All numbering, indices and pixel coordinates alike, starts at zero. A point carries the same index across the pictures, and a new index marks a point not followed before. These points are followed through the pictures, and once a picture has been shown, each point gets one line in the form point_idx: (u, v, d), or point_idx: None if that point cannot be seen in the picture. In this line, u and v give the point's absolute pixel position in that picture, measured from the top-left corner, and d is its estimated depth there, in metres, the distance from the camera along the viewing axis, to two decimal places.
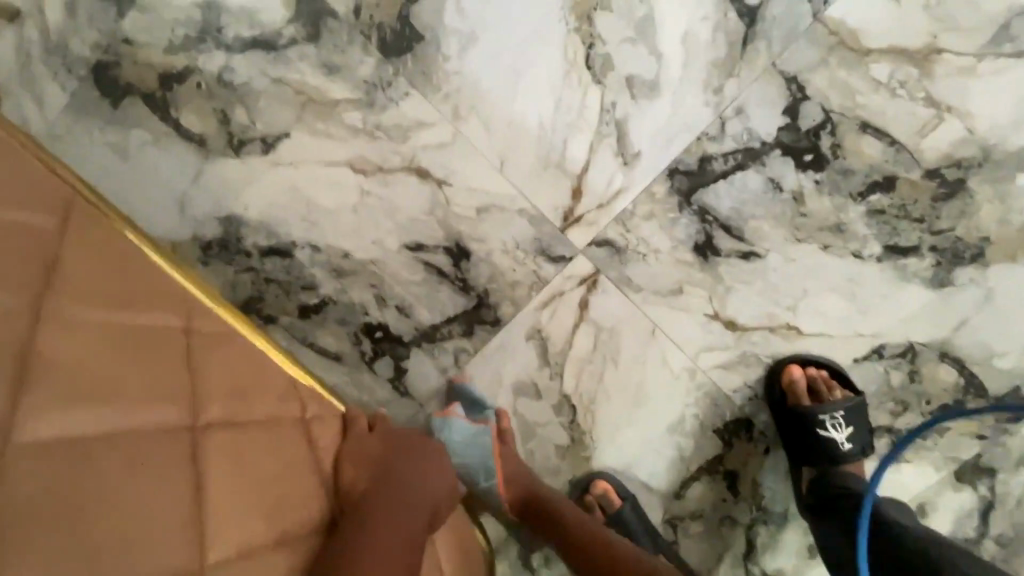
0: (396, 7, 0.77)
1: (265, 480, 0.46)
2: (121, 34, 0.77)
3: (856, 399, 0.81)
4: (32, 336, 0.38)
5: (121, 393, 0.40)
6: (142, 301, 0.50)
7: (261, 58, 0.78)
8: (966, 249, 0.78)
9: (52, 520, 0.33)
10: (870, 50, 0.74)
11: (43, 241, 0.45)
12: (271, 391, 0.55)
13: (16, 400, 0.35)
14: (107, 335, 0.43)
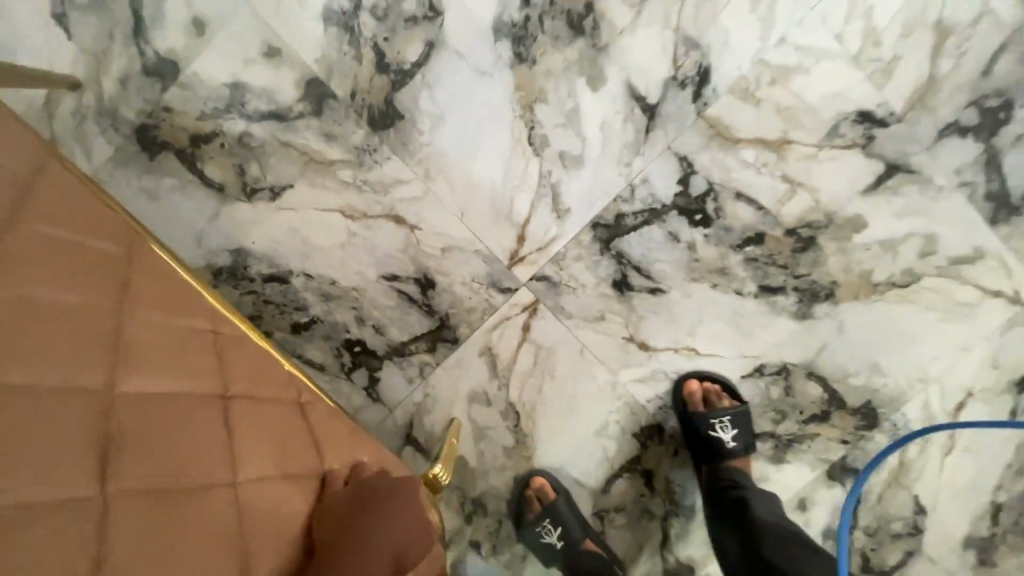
0: (382, 93, 0.98)
1: (276, 442, 0.62)
2: (161, 103, 0.97)
3: (739, 408, 1.02)
4: (120, 326, 0.56)
5: (175, 367, 0.58)
6: (183, 309, 0.68)
7: (273, 126, 0.98)
8: (821, 289, 1.01)
9: (139, 435, 0.48)
10: (739, 139, 0.97)
11: (121, 264, 0.64)
12: (275, 380, 0.72)
13: (115, 361, 0.52)
14: (163, 330, 0.61)
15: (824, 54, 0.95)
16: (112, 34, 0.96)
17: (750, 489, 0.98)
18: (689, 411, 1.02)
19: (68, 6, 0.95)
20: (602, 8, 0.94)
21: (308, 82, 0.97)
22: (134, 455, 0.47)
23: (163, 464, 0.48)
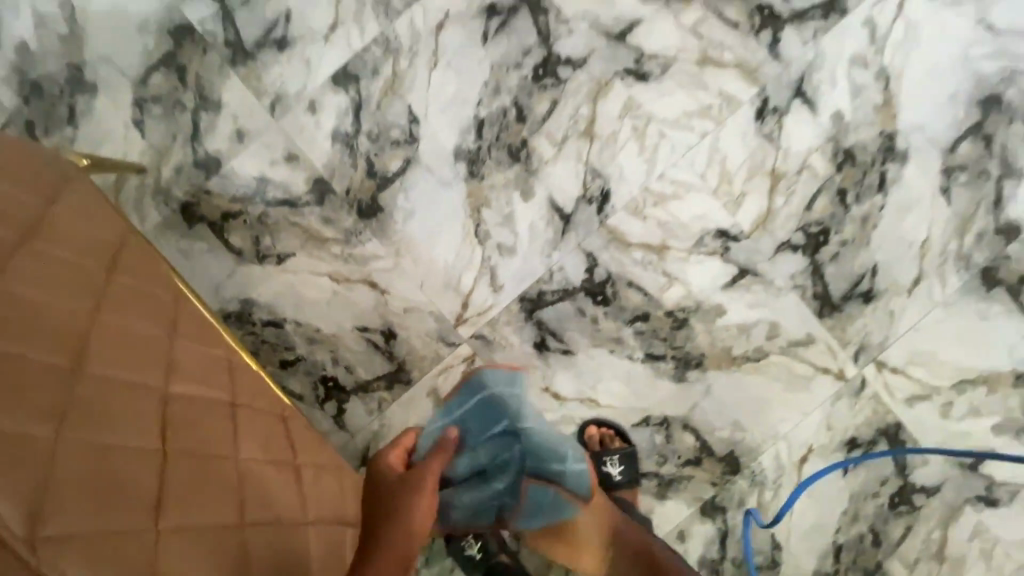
0: (370, 191, 1.32)
1: (264, 439, 0.88)
2: (203, 187, 1.30)
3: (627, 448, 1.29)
4: (171, 349, 0.85)
5: (202, 380, 0.86)
6: (209, 342, 0.97)
7: (286, 210, 1.31)
8: (692, 358, 1.33)
9: (180, 418, 0.76)
10: (631, 243, 1.32)
11: (171, 310, 0.94)
12: (266, 398, 1.00)
13: (168, 370, 0.80)
14: (197, 355, 0.90)
15: (692, 187, 1.32)
16: (175, 136, 1.30)
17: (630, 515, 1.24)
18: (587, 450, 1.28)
19: (146, 114, 1.30)
20: (534, 145, 1.31)
21: (316, 180, 1.32)
22: (178, 429, 0.74)
23: (193, 438, 0.75)
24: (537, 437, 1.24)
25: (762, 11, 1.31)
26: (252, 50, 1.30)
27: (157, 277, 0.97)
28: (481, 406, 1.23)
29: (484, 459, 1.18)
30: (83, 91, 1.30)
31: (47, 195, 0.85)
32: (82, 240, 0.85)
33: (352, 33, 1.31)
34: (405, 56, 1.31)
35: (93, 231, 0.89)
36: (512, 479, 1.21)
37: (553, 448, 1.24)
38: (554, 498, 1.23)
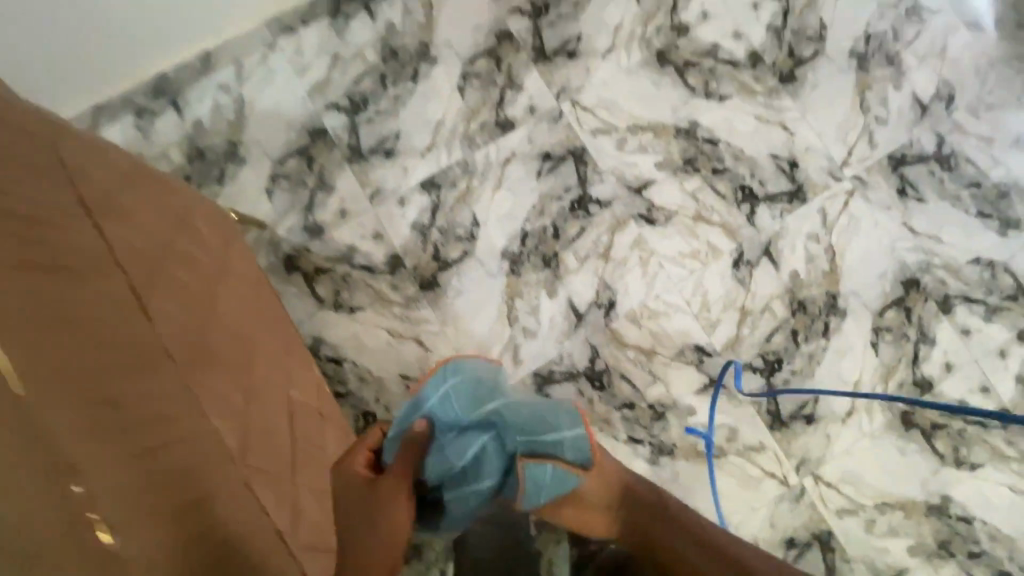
0: (432, 271, 1.69)
1: (308, 446, 1.11)
2: (306, 245, 1.68)
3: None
4: (272, 359, 1.16)
5: (285, 387, 1.15)
6: (302, 366, 1.28)
7: (364, 273, 1.67)
8: (665, 446, 1.62)
9: (252, 402, 1.01)
10: (628, 343, 1.67)
11: (282, 336, 1.28)
12: (331, 420, 1.27)
13: (261, 368, 1.10)
14: (291, 370, 1.21)
15: (680, 309, 1.69)
16: (294, 204, 1.70)
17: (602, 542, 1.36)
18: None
19: (276, 185, 1.71)
20: (563, 257, 1.70)
21: (393, 254, 1.69)
22: (245, 408, 0.98)
23: (252, 419, 0.98)
24: (513, 411, 1.15)
25: (745, 190, 1.76)
26: (366, 153, 1.74)
27: (276, 311, 1.33)
28: (455, 391, 1.16)
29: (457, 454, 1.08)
30: (234, 162, 1.72)
31: (221, 243, 1.23)
32: (238, 270, 1.24)
33: (442, 153, 1.75)
34: (478, 177, 1.74)
35: (242, 266, 1.28)
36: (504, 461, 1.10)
37: (540, 420, 1.15)
38: (554, 473, 1.09)
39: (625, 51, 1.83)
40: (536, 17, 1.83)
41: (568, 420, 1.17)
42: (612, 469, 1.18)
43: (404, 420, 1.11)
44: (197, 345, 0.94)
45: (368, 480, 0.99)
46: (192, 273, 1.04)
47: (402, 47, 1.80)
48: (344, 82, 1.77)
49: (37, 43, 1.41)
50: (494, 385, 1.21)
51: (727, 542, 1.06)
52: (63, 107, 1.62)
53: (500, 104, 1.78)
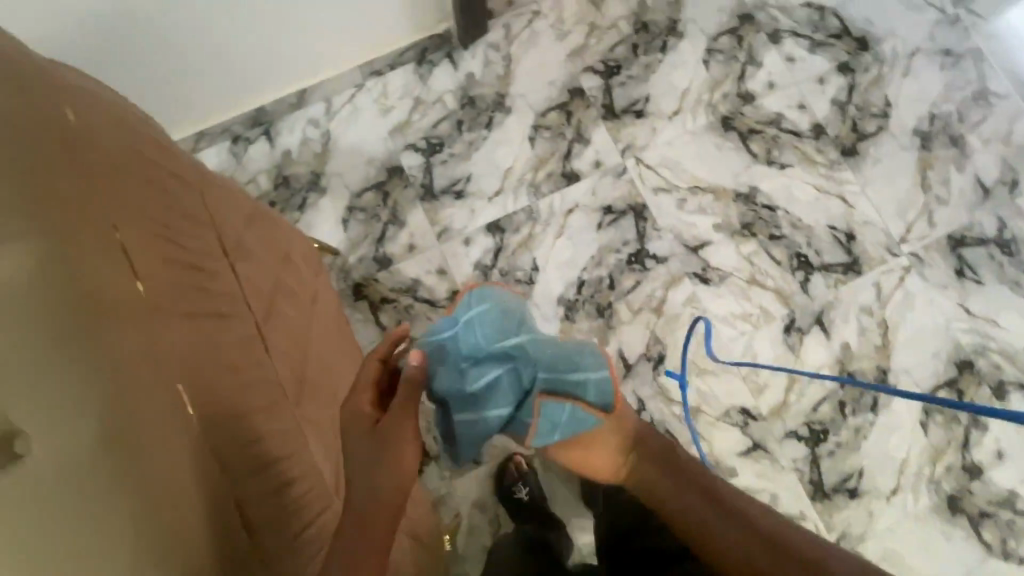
0: None
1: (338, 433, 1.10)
2: (374, 275, 1.78)
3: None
4: (327, 355, 1.22)
5: (331, 382, 1.18)
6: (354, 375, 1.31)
7: (426, 307, 1.77)
8: None
9: (292, 376, 1.05)
10: (674, 399, 1.70)
11: (344, 347, 1.34)
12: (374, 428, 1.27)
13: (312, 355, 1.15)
14: (342, 374, 1.25)
15: (728, 369, 1.72)
16: (366, 236, 1.81)
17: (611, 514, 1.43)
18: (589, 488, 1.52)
19: (352, 216, 1.82)
20: (616, 308, 1.76)
21: (454, 291, 1.77)
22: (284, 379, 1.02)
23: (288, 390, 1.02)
24: (536, 350, 1.12)
25: (800, 258, 1.80)
26: (438, 193, 1.84)
27: (343, 326, 1.40)
28: (486, 315, 1.12)
29: (484, 373, 1.07)
30: (315, 191, 1.84)
31: (314, 272, 1.35)
32: (315, 279, 1.34)
33: (508, 198, 1.84)
34: (540, 224, 1.82)
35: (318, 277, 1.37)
36: (521, 391, 1.09)
37: (558, 355, 1.13)
38: (571, 413, 1.10)
39: (691, 114, 1.90)
40: (607, 76, 1.93)
41: (589, 360, 1.15)
42: (630, 415, 1.19)
43: (434, 346, 1.09)
44: (291, 370, 1.05)
45: (374, 423, 0.92)
46: (284, 289, 1.16)
47: (480, 96, 1.91)
48: (423, 125, 1.89)
49: (155, 69, 1.53)
50: (522, 317, 1.16)
51: (723, 494, 1.07)
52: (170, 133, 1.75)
53: (567, 156, 1.87)
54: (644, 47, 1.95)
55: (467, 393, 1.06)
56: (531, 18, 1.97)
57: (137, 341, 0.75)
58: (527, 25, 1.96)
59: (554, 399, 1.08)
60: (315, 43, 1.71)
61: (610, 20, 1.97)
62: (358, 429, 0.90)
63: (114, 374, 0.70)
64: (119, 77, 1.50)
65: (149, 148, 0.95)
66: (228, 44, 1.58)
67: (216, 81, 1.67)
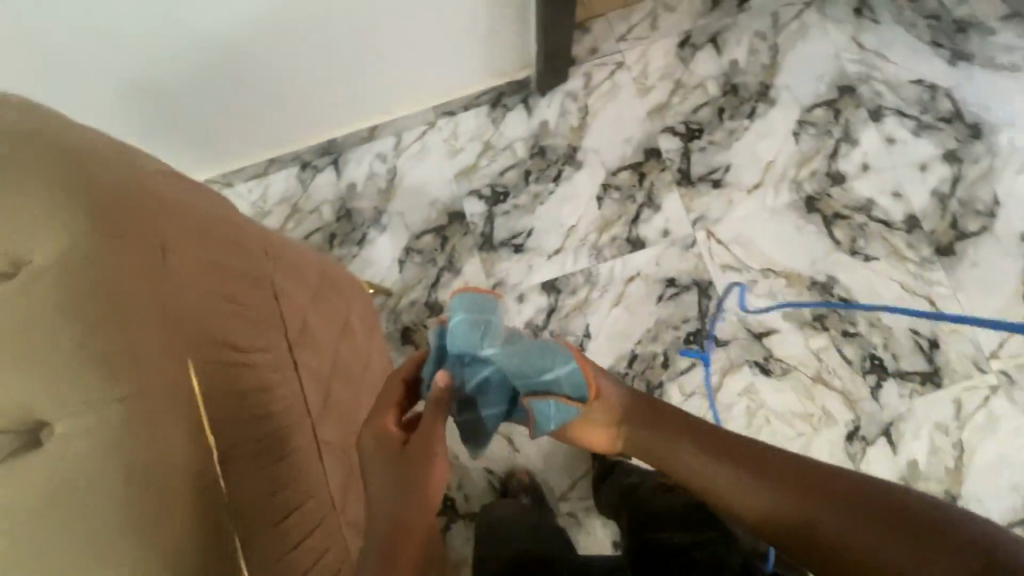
0: None
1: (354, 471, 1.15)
2: (424, 322, 1.77)
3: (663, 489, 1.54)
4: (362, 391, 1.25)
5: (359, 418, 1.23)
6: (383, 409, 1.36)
7: None
8: None
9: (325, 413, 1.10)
10: None
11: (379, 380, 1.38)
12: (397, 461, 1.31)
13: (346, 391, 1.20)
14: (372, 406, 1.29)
15: None
16: (421, 280, 1.79)
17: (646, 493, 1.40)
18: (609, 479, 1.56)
19: (409, 257, 1.81)
20: (668, 388, 1.69)
21: None
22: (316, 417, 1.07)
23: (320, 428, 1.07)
24: (504, 359, 1.05)
25: (874, 361, 1.67)
26: (497, 244, 1.80)
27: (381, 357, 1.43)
28: (462, 325, 1.06)
29: (470, 388, 1.06)
30: (376, 227, 1.83)
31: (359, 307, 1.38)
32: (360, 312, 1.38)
33: (568, 258, 1.78)
34: (598, 289, 1.76)
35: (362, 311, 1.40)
36: (507, 397, 1.08)
37: (519, 352, 1.06)
38: (558, 409, 1.04)
39: (773, 190, 1.79)
40: (687, 139, 1.83)
41: (561, 356, 1.06)
42: (616, 388, 1.12)
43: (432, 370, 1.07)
44: (326, 413, 1.10)
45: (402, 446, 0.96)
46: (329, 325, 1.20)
47: (551, 147, 1.85)
48: (490, 171, 1.85)
49: (221, 96, 1.53)
50: (492, 326, 1.07)
51: (767, 454, 0.98)
52: (228, 155, 1.75)
53: (635, 221, 1.79)
54: (730, 111, 1.84)
55: (466, 407, 1.08)
56: (614, 69, 1.89)
57: (166, 426, 0.83)
58: (609, 76, 1.89)
59: (537, 399, 1.04)
60: (385, 85, 1.68)
61: (697, 79, 1.87)
62: (386, 451, 0.96)
63: (155, 464, 0.80)
64: (207, 104, 1.54)
65: (211, 210, 1.04)
66: (297, 80, 1.56)
67: (282, 113, 1.66)
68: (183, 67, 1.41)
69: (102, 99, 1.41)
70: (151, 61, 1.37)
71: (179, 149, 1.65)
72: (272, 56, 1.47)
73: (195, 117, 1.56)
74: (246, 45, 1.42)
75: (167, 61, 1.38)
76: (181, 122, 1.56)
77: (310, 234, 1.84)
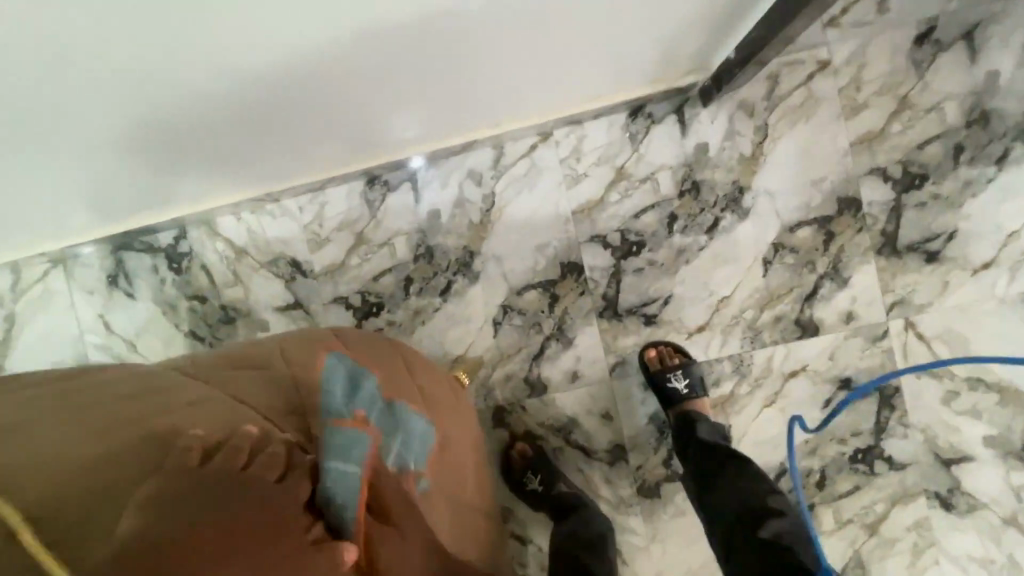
0: (658, 476, 1.41)
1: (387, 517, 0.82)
2: (522, 402, 1.42)
3: (656, 373, 1.34)
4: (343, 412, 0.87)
5: None
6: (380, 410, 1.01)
7: (580, 456, 1.42)
8: None
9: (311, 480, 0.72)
10: None
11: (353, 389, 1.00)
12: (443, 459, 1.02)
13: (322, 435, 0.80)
14: None
15: None
16: (520, 348, 1.41)
17: (702, 421, 1.26)
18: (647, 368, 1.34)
19: (506, 319, 1.41)
20: (818, 513, 1.38)
21: (617, 444, 1.41)
22: None
23: None
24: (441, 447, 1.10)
25: None
26: (622, 312, 1.39)
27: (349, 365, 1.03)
28: None
29: None
30: (464, 274, 1.41)
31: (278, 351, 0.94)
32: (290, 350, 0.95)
33: (713, 340, 1.37)
34: (748, 384, 1.37)
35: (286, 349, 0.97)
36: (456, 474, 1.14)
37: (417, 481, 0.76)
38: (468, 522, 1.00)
39: (1009, 274, 1.31)
40: (902, 188, 1.32)
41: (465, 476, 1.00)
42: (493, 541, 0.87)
43: None
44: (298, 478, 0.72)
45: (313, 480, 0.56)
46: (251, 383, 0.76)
47: (709, 183, 1.35)
48: (622, 211, 1.37)
49: (275, 121, 0.95)
50: None
51: None
52: (272, 174, 1.26)
53: (810, 298, 1.35)
54: (971, 152, 1.30)
55: None
56: (814, 72, 1.32)
57: None
58: (805, 82, 1.32)
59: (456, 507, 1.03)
60: (534, 86, 1.09)
61: (933, 98, 1.30)
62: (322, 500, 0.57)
63: None
64: (247, 117, 0.90)
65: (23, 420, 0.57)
66: (386, 100, 0.98)
67: (355, 126, 1.08)
68: (219, 106, 0.82)
69: (107, 152, 0.90)
70: (175, 112, 0.80)
71: (210, 171, 1.15)
72: (353, 79, 0.85)
73: (231, 142, 1.00)
74: (365, 53, 0.76)
75: (198, 87, 0.74)
76: (209, 150, 1.02)
77: (380, 274, 1.43)
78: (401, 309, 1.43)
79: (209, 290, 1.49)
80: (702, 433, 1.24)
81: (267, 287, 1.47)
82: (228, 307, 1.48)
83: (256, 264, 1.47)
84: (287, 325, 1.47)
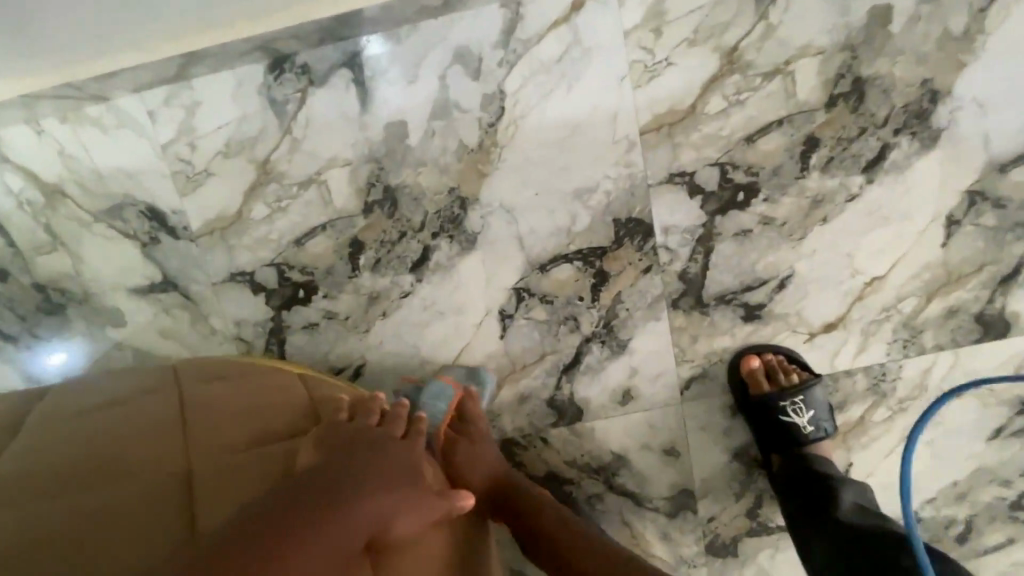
0: (737, 531, 0.96)
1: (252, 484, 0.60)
2: (543, 433, 0.91)
3: (765, 399, 0.85)
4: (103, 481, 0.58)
5: (152, 465, 0.60)
6: (146, 405, 0.66)
7: (627, 505, 0.94)
8: None
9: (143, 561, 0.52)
10: None
11: (110, 419, 0.64)
12: (277, 391, 0.70)
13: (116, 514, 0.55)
14: (140, 437, 0.62)
15: None
16: (542, 355, 0.88)
17: (839, 484, 0.82)
18: (749, 390, 0.85)
19: (522, 307, 0.86)
20: None
21: (683, 489, 0.93)
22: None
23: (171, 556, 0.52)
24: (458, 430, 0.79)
25: None
26: (709, 300, 0.86)
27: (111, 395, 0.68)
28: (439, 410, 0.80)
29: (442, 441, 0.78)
30: (450, 236, 0.83)
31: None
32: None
33: (847, 344, 0.87)
34: (889, 407, 0.90)
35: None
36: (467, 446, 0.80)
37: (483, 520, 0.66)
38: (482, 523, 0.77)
39: None
40: None
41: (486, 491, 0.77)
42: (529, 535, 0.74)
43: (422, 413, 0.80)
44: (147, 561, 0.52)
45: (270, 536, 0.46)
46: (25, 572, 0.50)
47: (880, 84, 0.78)
48: (727, 131, 0.79)
49: None
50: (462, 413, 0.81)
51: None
52: (57, 34, 0.65)
53: (1007, 281, 0.85)
54: None
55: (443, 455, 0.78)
56: None
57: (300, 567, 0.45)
58: None
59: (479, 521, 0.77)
60: None
61: None
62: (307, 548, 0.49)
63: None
64: None
65: None
66: None
67: None
68: None
69: None
70: None
71: None
72: None
73: None
74: None
75: None
76: None
77: (305, 234, 0.84)
78: (346, 293, 0.86)
79: (8, 258, 0.86)
80: (845, 504, 0.80)
81: (111, 255, 0.86)
82: (48, 287, 0.87)
83: (84, 215, 0.84)
84: (152, 317, 0.88)
